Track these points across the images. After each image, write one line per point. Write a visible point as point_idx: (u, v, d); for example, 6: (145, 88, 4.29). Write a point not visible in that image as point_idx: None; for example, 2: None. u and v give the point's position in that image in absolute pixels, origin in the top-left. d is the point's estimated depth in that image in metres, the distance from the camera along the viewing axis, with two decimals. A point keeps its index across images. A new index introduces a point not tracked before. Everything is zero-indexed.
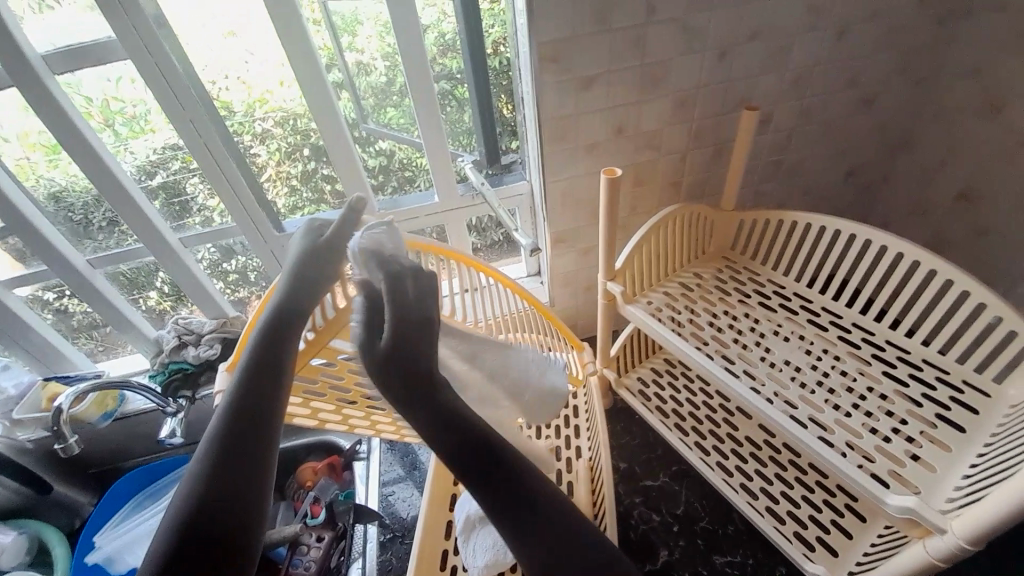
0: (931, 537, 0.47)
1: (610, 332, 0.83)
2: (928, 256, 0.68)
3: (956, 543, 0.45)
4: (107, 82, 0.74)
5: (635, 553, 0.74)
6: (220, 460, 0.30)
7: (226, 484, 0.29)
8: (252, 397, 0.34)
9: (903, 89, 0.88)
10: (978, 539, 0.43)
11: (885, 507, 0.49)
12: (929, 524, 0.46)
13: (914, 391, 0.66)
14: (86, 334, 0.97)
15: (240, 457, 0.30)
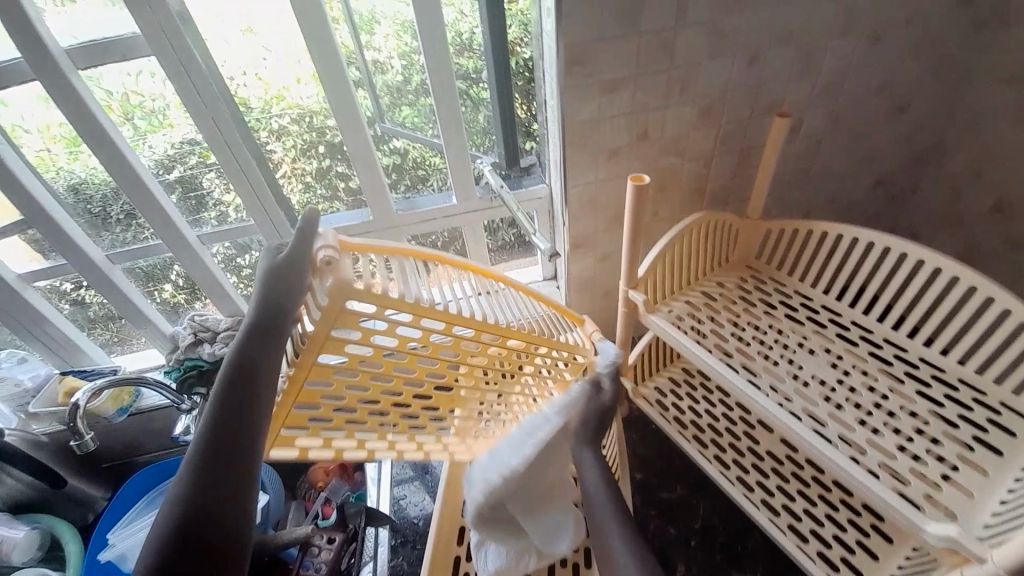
0: (971, 567, 0.45)
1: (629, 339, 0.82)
2: (965, 272, 0.65)
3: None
4: (127, 77, 0.74)
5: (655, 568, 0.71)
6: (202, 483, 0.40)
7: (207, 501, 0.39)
8: (224, 425, 0.42)
9: (937, 96, 0.85)
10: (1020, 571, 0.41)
11: (924, 536, 0.47)
12: (969, 555, 0.44)
13: (950, 412, 0.64)
14: (103, 325, 0.97)
15: (223, 468, 0.41)
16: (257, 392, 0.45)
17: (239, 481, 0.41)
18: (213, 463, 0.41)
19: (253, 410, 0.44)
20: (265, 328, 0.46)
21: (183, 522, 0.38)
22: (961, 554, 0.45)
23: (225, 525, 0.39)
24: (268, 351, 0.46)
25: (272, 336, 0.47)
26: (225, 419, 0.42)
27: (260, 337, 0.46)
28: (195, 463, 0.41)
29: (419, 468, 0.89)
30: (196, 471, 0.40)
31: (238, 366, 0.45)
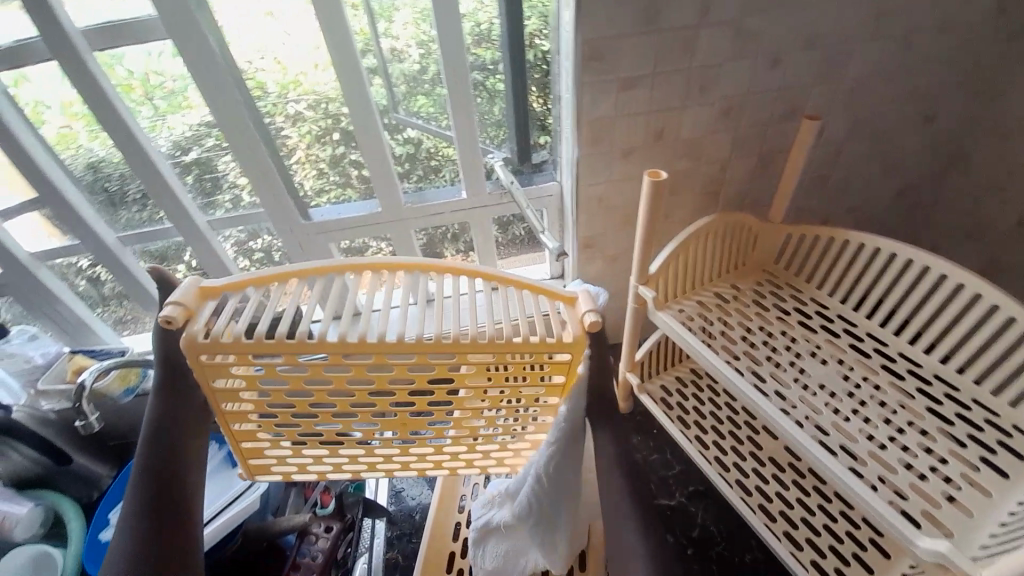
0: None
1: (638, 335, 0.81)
2: (983, 286, 0.63)
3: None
4: (149, 56, 0.73)
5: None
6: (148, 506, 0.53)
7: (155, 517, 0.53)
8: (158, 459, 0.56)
9: (967, 106, 0.82)
10: None
11: (914, 550, 0.46)
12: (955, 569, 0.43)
13: (959, 431, 0.62)
14: (117, 302, 0.98)
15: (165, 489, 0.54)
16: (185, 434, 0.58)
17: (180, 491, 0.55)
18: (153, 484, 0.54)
19: (179, 445, 0.57)
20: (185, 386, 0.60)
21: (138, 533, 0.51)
22: (952, 571, 0.44)
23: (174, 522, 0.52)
24: (185, 402, 0.60)
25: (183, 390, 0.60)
26: (158, 456, 0.56)
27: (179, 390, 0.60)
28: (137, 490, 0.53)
29: None
30: (140, 503, 0.52)
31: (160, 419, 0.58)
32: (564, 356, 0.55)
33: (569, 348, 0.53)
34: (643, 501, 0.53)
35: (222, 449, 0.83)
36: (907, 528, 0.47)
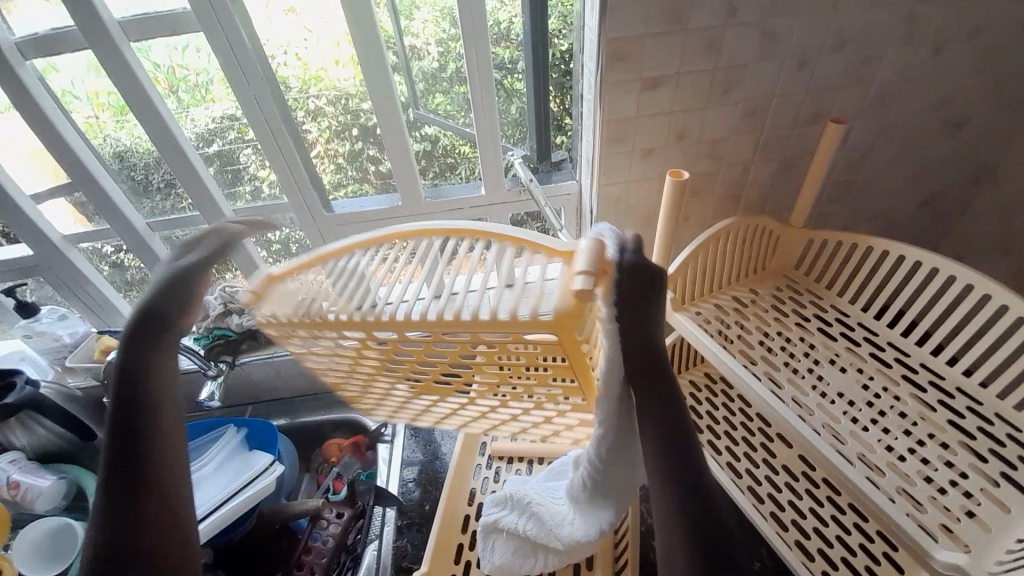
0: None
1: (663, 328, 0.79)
2: (1016, 301, 0.61)
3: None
4: (174, 50, 0.76)
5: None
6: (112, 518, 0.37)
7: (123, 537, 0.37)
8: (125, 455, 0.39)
9: (999, 114, 0.81)
10: None
11: (933, 562, 0.46)
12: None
13: (981, 445, 0.61)
14: (139, 289, 1.01)
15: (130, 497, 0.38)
16: (163, 370, 0.42)
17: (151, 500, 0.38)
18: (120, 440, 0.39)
19: (155, 387, 0.41)
20: (152, 314, 0.42)
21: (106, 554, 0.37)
22: None
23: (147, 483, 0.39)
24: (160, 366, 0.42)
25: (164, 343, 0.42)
26: (123, 445, 0.39)
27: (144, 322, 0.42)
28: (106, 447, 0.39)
29: (430, 453, 0.88)
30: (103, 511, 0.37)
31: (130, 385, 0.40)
32: (551, 335, 0.45)
33: (548, 327, 0.44)
34: (704, 516, 0.38)
35: (240, 432, 0.84)
36: (925, 539, 0.46)
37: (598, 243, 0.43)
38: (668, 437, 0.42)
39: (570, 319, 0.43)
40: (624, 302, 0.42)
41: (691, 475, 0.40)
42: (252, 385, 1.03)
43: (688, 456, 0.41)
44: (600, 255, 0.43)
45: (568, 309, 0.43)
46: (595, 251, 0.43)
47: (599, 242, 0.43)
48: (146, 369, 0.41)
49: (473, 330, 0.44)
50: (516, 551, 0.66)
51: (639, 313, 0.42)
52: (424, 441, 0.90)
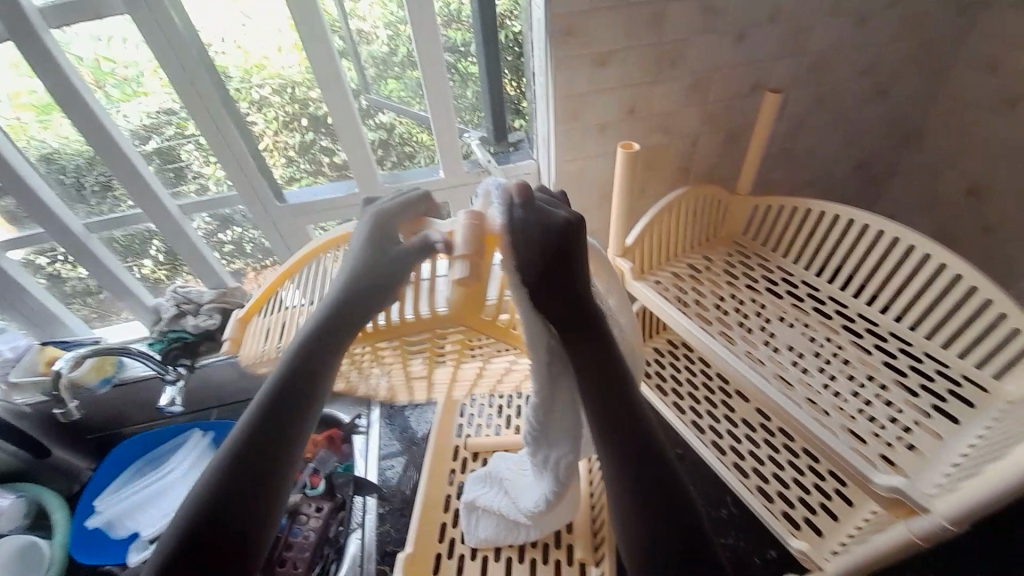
0: (913, 517, 0.46)
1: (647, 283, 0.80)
2: (936, 250, 0.68)
3: (937, 523, 0.44)
4: (97, 41, 0.70)
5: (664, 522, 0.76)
6: (228, 494, 0.37)
7: (237, 515, 0.36)
8: (269, 437, 0.39)
9: (918, 80, 0.87)
10: (961, 522, 0.43)
11: (873, 486, 0.49)
12: (915, 504, 0.46)
13: (912, 382, 0.67)
14: (81, 299, 0.96)
15: (257, 478, 0.38)
16: (317, 391, 0.42)
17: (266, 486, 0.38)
18: (246, 446, 0.38)
19: (305, 405, 0.41)
20: (344, 311, 0.44)
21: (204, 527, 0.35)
22: (904, 504, 0.47)
23: (246, 508, 0.37)
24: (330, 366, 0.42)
25: (336, 339, 0.43)
26: (266, 428, 0.39)
27: (342, 316, 0.43)
28: (234, 448, 0.38)
29: (406, 440, 0.89)
30: (223, 481, 0.37)
31: (294, 375, 0.41)
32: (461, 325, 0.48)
33: (453, 321, 0.47)
34: (667, 503, 0.41)
35: (206, 435, 0.88)
36: (864, 466, 0.50)
37: (473, 223, 0.42)
38: (620, 426, 0.42)
39: (475, 304, 0.46)
40: (540, 276, 0.41)
41: (645, 462, 0.42)
42: (215, 387, 1.00)
43: (639, 444, 0.42)
44: (476, 233, 0.42)
45: (474, 297, 0.46)
46: (472, 233, 0.42)
47: (473, 221, 0.42)
48: (304, 380, 0.41)
49: (402, 333, 0.48)
50: (501, 525, 0.68)
51: (560, 283, 0.42)
52: (400, 428, 0.91)
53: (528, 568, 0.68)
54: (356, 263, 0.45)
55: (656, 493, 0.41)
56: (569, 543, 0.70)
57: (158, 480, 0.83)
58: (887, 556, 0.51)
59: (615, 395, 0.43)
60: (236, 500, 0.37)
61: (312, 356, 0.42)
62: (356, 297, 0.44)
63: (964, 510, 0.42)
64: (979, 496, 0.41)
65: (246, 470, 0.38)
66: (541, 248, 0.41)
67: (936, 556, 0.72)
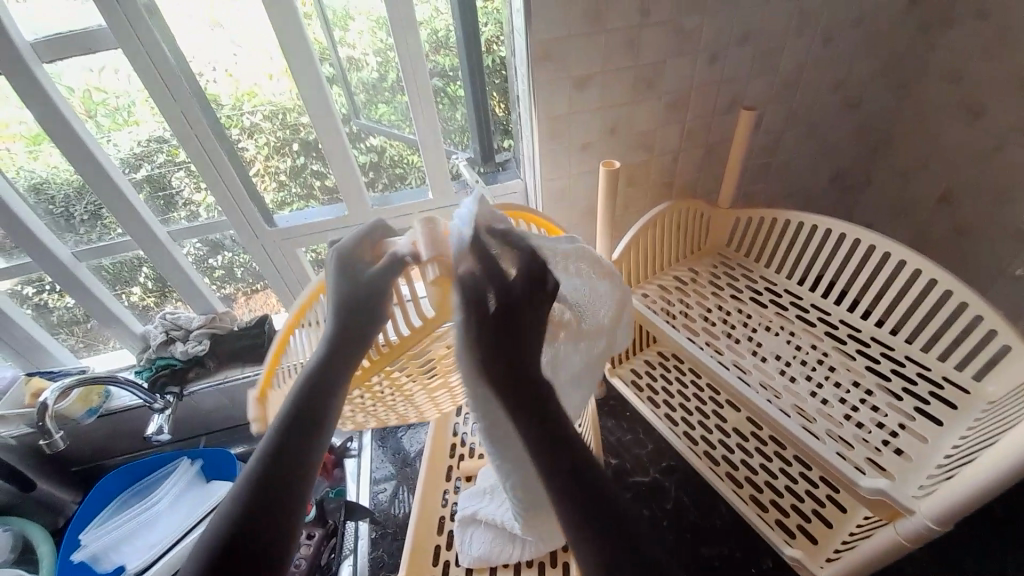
0: (901, 519, 0.47)
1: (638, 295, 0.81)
2: (911, 255, 0.70)
3: (923, 523, 0.44)
4: (89, 72, 0.72)
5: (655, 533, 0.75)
6: (247, 513, 0.34)
7: (257, 534, 0.33)
8: (286, 452, 0.37)
9: (887, 95, 0.91)
10: (945, 521, 0.43)
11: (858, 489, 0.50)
12: (899, 506, 0.46)
13: (895, 385, 0.68)
14: (68, 329, 0.95)
15: (276, 494, 0.35)
16: (330, 407, 0.41)
17: (286, 501, 0.35)
18: (271, 465, 0.36)
19: (322, 419, 0.40)
20: (353, 327, 0.45)
21: (222, 550, 0.32)
22: (890, 506, 0.47)
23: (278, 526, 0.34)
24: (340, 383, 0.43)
25: (343, 357, 0.44)
26: (285, 443, 0.38)
27: (350, 333, 0.45)
28: (253, 469, 0.36)
29: (399, 462, 0.87)
30: (241, 500, 0.34)
31: (307, 392, 0.41)
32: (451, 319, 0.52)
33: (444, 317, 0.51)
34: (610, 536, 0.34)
35: (194, 463, 0.86)
36: (849, 470, 0.50)
37: (432, 225, 0.49)
38: (556, 445, 0.38)
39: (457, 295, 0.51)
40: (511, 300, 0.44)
41: (582, 479, 0.36)
42: (202, 415, 0.98)
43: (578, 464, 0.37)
44: (437, 232, 0.49)
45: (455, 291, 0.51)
46: (434, 233, 0.49)
47: (431, 224, 0.49)
48: (320, 396, 0.41)
49: (404, 349, 0.51)
50: (496, 539, 0.68)
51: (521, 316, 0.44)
52: (392, 450, 0.89)
53: None
54: (352, 289, 0.47)
55: (602, 522, 0.34)
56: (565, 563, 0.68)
57: (149, 509, 0.81)
58: (881, 559, 0.51)
59: (553, 413, 0.40)
60: (260, 522, 0.34)
61: (326, 372, 0.42)
62: (360, 313, 0.46)
63: (948, 509, 0.43)
64: (963, 493, 0.42)
65: (270, 488, 0.35)
66: (513, 297, 0.44)
67: (931, 559, 0.72)
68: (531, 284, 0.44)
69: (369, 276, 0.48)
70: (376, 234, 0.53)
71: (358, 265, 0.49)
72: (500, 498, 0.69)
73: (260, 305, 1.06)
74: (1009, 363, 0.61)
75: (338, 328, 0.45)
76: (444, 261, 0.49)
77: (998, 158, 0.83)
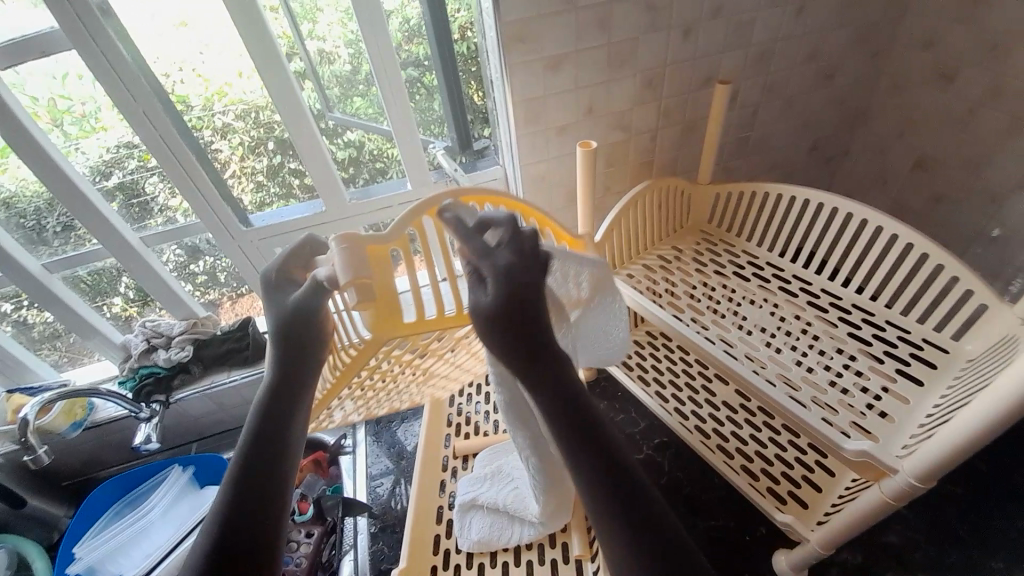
0: (885, 478, 0.48)
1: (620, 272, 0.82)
2: (888, 221, 0.71)
3: (907, 482, 0.46)
4: (52, 80, 0.69)
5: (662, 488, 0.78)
6: (233, 510, 0.36)
7: (247, 525, 0.35)
8: (264, 448, 0.39)
9: (860, 63, 0.91)
10: (927, 478, 0.44)
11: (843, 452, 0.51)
12: (883, 466, 0.48)
13: (876, 349, 0.69)
14: (50, 345, 0.93)
15: (256, 488, 0.37)
16: (297, 404, 0.42)
17: (266, 494, 0.37)
18: (245, 479, 0.37)
19: (289, 432, 0.41)
20: (293, 340, 0.44)
21: (217, 545, 0.34)
22: (872, 465, 0.49)
23: (260, 536, 0.35)
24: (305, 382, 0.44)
25: (305, 355, 0.44)
26: (261, 440, 0.39)
27: (297, 346, 0.44)
28: (234, 469, 0.38)
29: (395, 456, 0.87)
30: (225, 499, 0.36)
31: (275, 392, 0.42)
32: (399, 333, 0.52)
33: (386, 337, 0.51)
34: (627, 502, 0.34)
35: (186, 470, 0.86)
36: (833, 434, 0.51)
37: (350, 244, 0.46)
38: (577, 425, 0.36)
39: (389, 315, 0.50)
40: (498, 269, 0.38)
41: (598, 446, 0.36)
42: (191, 422, 0.97)
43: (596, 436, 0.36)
44: (357, 250, 0.46)
45: (388, 311, 0.50)
46: (352, 253, 0.45)
47: (349, 240, 0.46)
48: (287, 411, 0.41)
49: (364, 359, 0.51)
50: (494, 523, 0.69)
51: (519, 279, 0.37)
52: (387, 445, 0.89)
53: (524, 571, 0.67)
54: (286, 308, 0.45)
55: (627, 504, 0.34)
56: (564, 542, 0.69)
57: (144, 517, 0.80)
58: (865, 518, 0.52)
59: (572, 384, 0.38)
60: (245, 536, 0.35)
61: (283, 388, 0.42)
62: (304, 327, 0.44)
63: (931, 466, 0.44)
64: (936, 450, 0.43)
65: (245, 501, 0.36)
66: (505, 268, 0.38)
67: (916, 513, 0.75)
68: (513, 292, 0.37)
69: (291, 303, 0.45)
70: (303, 253, 0.50)
71: (281, 290, 0.47)
72: (502, 485, 0.71)
73: (246, 309, 1.03)
74: (986, 322, 0.63)
75: (279, 344, 0.44)
76: (365, 286, 0.46)
77: (970, 121, 0.84)
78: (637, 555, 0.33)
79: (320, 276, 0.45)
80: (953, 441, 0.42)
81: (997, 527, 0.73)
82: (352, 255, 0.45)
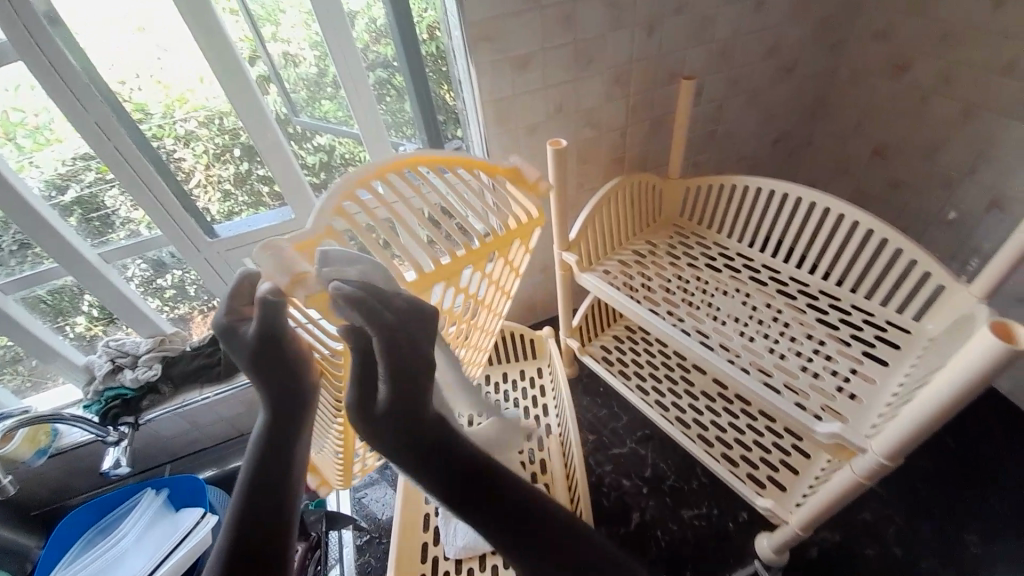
0: (856, 458, 0.50)
1: (591, 267, 0.83)
2: (850, 209, 0.73)
3: (876, 460, 0.48)
4: (3, 92, 0.66)
5: (648, 483, 0.79)
6: (246, 523, 0.32)
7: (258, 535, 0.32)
8: (274, 461, 0.36)
9: (819, 55, 0.94)
10: (894, 455, 0.46)
11: (816, 435, 0.52)
12: (853, 446, 0.49)
13: (844, 333, 0.72)
14: (10, 370, 0.88)
15: (265, 498, 0.34)
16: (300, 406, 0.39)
17: (278, 503, 0.34)
18: (254, 489, 0.34)
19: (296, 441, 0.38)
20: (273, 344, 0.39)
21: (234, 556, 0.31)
22: (844, 446, 0.50)
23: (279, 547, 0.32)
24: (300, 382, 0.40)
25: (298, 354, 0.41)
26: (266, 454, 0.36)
27: (281, 369, 0.39)
28: (245, 483, 0.35)
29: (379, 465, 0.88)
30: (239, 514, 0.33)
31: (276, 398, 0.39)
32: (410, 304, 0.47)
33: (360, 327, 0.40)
34: (511, 516, 0.32)
35: (161, 492, 0.83)
36: (806, 419, 0.53)
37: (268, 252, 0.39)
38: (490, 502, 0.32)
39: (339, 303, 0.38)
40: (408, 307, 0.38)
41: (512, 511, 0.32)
42: (166, 442, 0.94)
43: (477, 487, 0.33)
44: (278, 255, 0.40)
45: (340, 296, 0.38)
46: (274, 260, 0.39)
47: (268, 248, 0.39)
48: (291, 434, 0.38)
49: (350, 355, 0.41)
50: None
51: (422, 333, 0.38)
52: None
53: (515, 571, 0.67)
54: (249, 342, 0.39)
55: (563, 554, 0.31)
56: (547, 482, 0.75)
57: (120, 544, 0.78)
58: (840, 498, 0.54)
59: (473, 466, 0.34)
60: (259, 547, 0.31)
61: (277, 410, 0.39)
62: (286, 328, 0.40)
63: (897, 444, 0.46)
64: (903, 426, 0.45)
65: (263, 521, 0.33)
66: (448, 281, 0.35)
67: (887, 488, 0.78)
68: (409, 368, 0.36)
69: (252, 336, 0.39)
70: (247, 290, 0.43)
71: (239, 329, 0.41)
72: None
73: None
74: (944, 303, 0.66)
75: (258, 376, 0.39)
76: (301, 277, 0.39)
77: (923, 109, 0.87)
78: (536, 571, 0.30)
79: (263, 294, 0.39)
80: (920, 418, 0.43)
81: (963, 497, 0.76)
82: (282, 262, 0.39)
